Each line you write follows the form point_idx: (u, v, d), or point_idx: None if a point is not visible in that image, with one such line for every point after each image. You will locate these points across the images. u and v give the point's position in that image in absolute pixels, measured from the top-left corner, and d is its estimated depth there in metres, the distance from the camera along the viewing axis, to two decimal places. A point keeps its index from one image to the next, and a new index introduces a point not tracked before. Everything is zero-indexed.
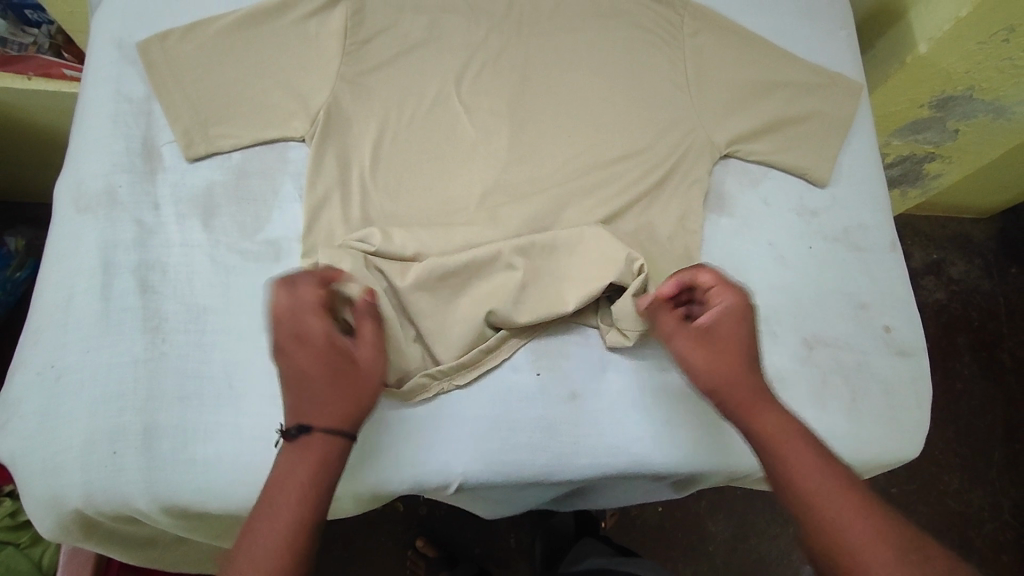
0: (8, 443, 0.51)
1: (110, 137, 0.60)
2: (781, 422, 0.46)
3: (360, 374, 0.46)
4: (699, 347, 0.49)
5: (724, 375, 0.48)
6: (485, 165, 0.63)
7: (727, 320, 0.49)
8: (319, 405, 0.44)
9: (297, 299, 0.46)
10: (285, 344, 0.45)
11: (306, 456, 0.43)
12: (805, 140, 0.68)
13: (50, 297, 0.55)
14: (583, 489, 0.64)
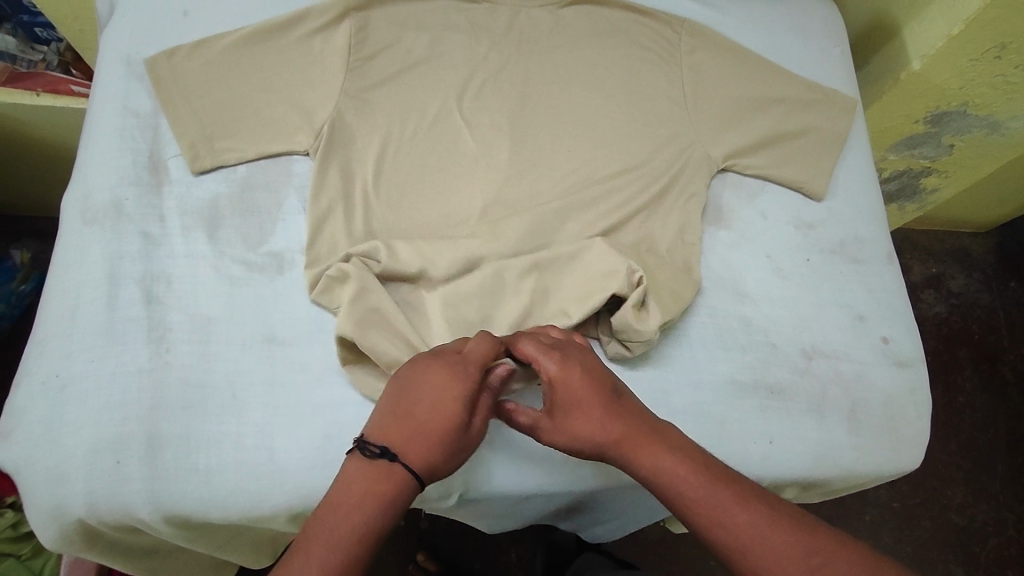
0: (13, 452, 0.52)
1: (118, 151, 0.61)
2: (664, 458, 0.45)
3: (467, 436, 0.48)
4: (555, 432, 0.49)
5: (588, 443, 0.47)
6: (485, 178, 0.64)
7: (559, 388, 0.48)
8: (423, 445, 0.46)
9: (476, 350, 0.50)
10: (442, 374, 0.48)
11: (376, 476, 0.44)
12: (801, 154, 0.69)
13: (56, 309, 0.56)
14: (584, 501, 0.64)
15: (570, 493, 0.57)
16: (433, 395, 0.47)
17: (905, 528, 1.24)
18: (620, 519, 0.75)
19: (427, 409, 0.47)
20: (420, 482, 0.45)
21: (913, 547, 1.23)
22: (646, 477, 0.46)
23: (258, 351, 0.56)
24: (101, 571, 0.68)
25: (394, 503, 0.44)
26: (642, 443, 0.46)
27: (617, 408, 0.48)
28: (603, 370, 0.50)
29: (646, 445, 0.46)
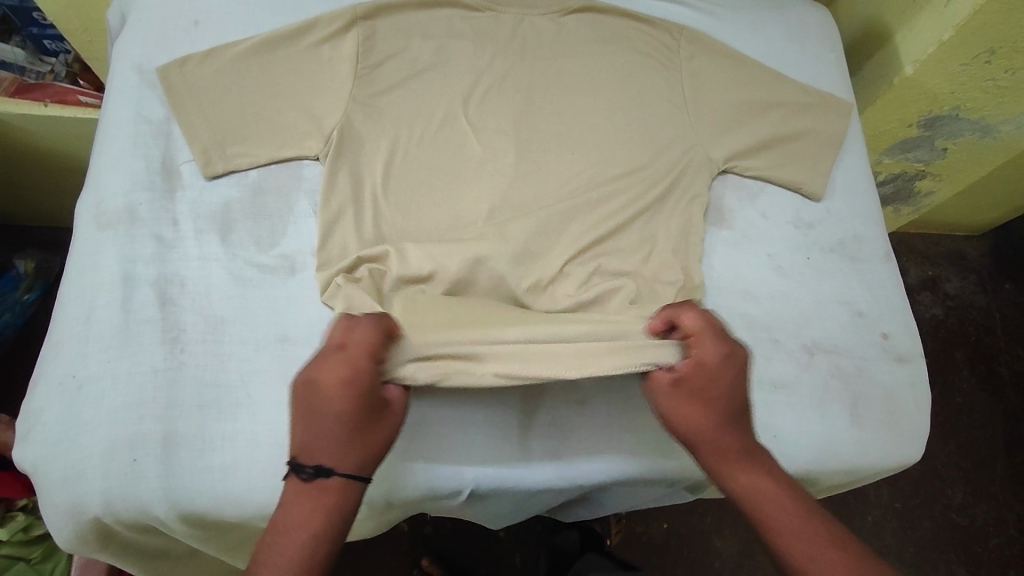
0: (31, 452, 0.52)
1: (131, 157, 0.62)
2: (756, 475, 0.48)
3: (388, 416, 0.48)
4: (670, 405, 0.50)
5: (694, 427, 0.49)
6: (492, 181, 0.65)
7: (701, 372, 0.50)
8: (340, 449, 0.45)
9: (360, 336, 0.48)
10: (332, 368, 0.46)
11: (316, 497, 0.44)
12: (800, 156, 0.70)
13: (71, 311, 0.57)
14: (592, 496, 0.67)
15: (579, 487, 0.59)
16: (331, 394, 0.45)
17: (907, 529, 1.26)
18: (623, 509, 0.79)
19: (329, 411, 0.45)
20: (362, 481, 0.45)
21: (915, 546, 1.25)
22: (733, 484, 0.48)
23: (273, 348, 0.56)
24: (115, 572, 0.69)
25: (340, 518, 0.44)
26: (739, 454, 0.49)
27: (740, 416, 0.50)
28: (745, 379, 0.51)
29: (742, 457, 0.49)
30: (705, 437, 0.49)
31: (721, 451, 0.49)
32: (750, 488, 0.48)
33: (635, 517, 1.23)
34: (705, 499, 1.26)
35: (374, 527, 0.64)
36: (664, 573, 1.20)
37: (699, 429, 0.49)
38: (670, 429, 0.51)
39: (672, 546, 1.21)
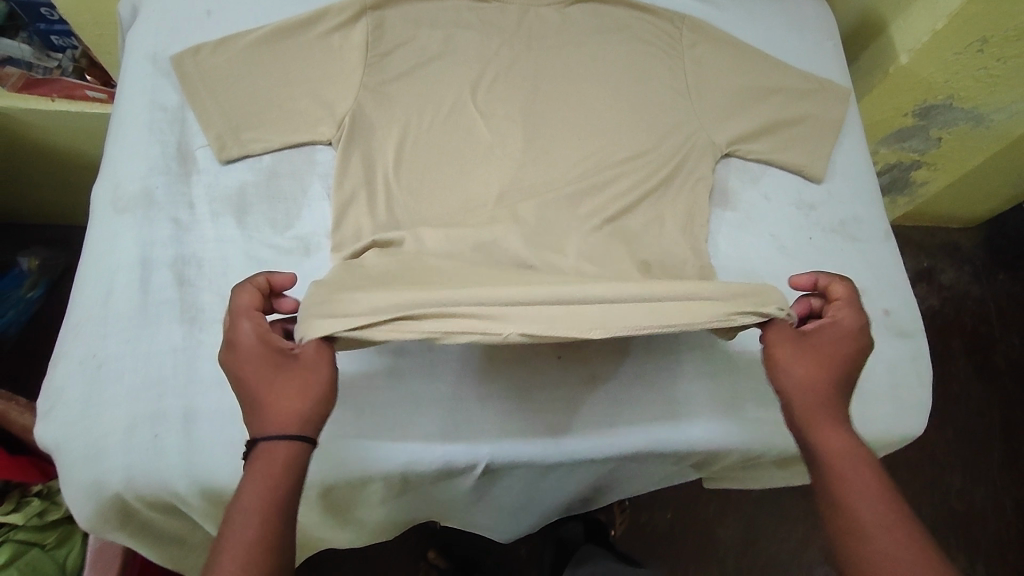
0: (51, 430, 0.53)
1: (147, 143, 0.63)
2: (848, 440, 0.49)
3: (300, 368, 0.47)
4: (793, 350, 0.51)
5: (810, 378, 0.50)
6: (501, 165, 0.67)
7: (835, 331, 0.52)
8: (262, 413, 0.47)
9: (237, 304, 0.49)
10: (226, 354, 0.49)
11: (257, 476, 0.44)
12: (800, 140, 0.72)
13: (89, 292, 0.57)
14: (602, 477, 0.68)
15: (591, 462, 0.61)
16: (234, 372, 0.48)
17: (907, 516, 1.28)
18: (629, 495, 0.80)
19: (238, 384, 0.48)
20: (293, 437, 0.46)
21: None
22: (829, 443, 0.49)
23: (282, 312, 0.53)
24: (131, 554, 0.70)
25: (287, 487, 0.45)
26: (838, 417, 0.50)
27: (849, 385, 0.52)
28: (867, 360, 0.53)
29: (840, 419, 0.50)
30: (814, 389, 0.50)
31: (826, 407, 0.50)
32: (839, 448, 0.49)
33: (638, 506, 1.24)
34: (708, 488, 1.27)
35: (390, 507, 0.65)
36: (668, 562, 1.21)
37: (814, 381, 0.50)
38: (779, 374, 0.51)
39: (676, 534, 1.23)
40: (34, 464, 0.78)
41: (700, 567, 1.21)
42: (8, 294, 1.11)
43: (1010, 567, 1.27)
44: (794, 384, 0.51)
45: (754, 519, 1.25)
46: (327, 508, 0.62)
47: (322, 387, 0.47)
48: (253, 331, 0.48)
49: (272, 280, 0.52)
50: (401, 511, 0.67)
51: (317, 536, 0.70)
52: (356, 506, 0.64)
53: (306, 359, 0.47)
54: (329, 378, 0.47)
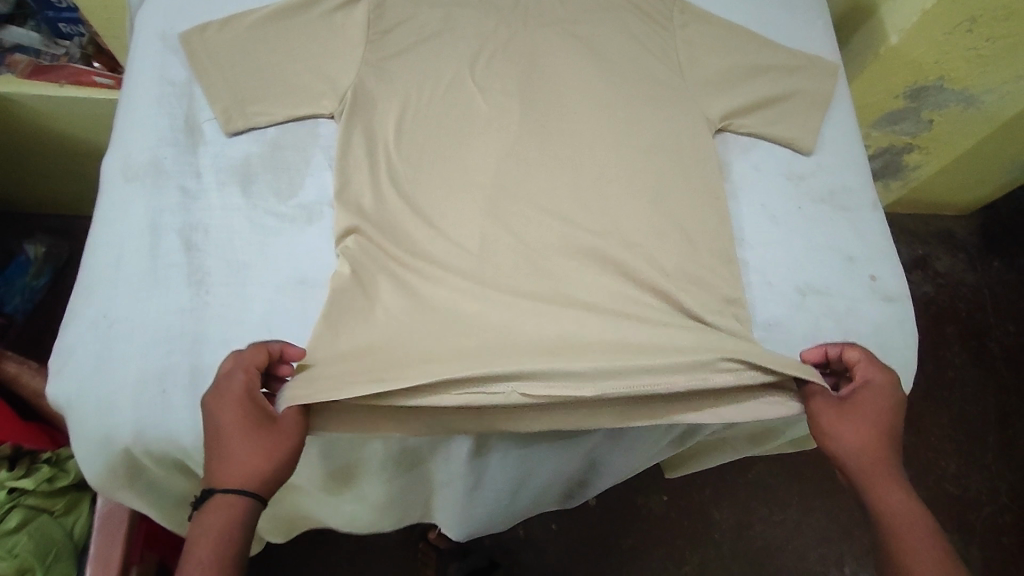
0: (65, 386, 0.55)
1: (156, 116, 0.65)
2: (904, 496, 0.54)
3: (274, 427, 0.50)
4: (834, 413, 0.57)
5: (858, 444, 0.55)
6: (498, 138, 0.68)
7: (871, 392, 0.57)
8: (226, 465, 0.49)
9: (240, 359, 0.52)
10: (208, 398, 0.51)
11: (211, 525, 0.47)
12: (791, 115, 0.74)
13: (101, 257, 0.59)
14: (593, 453, 0.72)
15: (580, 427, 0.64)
16: (213, 422, 0.50)
17: None
18: (623, 478, 0.84)
19: (213, 434, 0.50)
20: (250, 493, 0.49)
21: None
22: (881, 503, 0.54)
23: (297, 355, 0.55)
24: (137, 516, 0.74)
25: (239, 536, 0.48)
26: (892, 478, 0.54)
27: (896, 441, 0.56)
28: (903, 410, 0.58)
29: (890, 477, 0.54)
30: (864, 453, 0.55)
31: (879, 465, 0.55)
32: (898, 507, 0.53)
33: (633, 489, 1.26)
34: (704, 472, 1.29)
35: (389, 477, 0.67)
36: (664, 545, 1.23)
37: (862, 442, 0.55)
38: (826, 440, 0.57)
39: (673, 517, 1.25)
40: (44, 432, 0.81)
41: (698, 550, 1.23)
42: (13, 282, 1.14)
43: (1005, 549, 1.29)
44: (844, 451, 0.56)
45: (750, 504, 1.28)
46: (328, 475, 0.65)
47: (289, 449, 0.50)
48: (245, 387, 0.51)
49: (286, 349, 0.55)
50: (401, 483, 0.70)
51: (320, 506, 0.73)
52: (357, 474, 0.66)
53: (282, 421, 0.51)
54: (298, 444, 0.51)
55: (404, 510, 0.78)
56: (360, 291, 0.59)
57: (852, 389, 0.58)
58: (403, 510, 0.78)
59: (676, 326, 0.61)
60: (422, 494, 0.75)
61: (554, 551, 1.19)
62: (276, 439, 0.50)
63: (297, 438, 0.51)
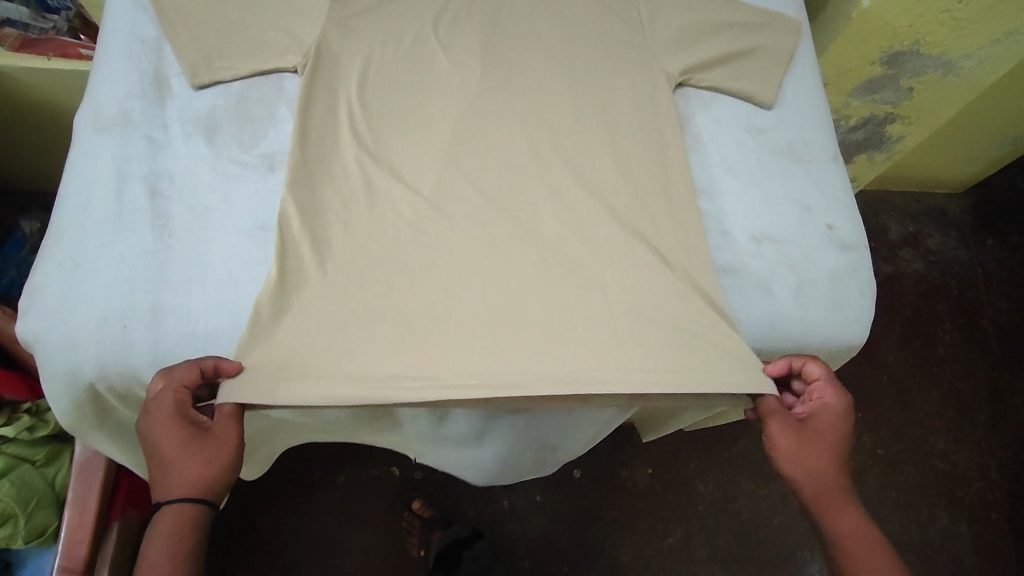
0: (33, 323, 0.58)
1: (126, 70, 0.67)
2: (852, 516, 0.59)
3: (211, 437, 0.54)
4: (792, 437, 0.59)
5: (812, 469, 0.59)
6: (458, 93, 0.70)
7: (826, 416, 0.60)
8: (170, 476, 0.54)
9: (165, 378, 0.53)
10: (143, 417, 0.54)
11: (166, 527, 0.53)
12: (752, 71, 0.74)
13: (70, 203, 0.62)
14: (551, 415, 0.74)
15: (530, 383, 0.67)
16: (151, 439, 0.53)
17: (890, 475, 1.29)
18: (596, 437, 0.86)
19: (152, 450, 0.53)
20: (196, 497, 0.54)
21: (898, 491, 1.27)
22: (828, 522, 0.58)
23: (247, 320, 0.58)
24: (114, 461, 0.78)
25: (193, 535, 0.54)
26: (840, 498, 0.59)
27: (842, 462, 0.60)
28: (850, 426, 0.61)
29: (836, 497, 0.59)
30: (816, 477, 0.59)
31: (828, 486, 0.59)
32: (847, 526, 0.58)
33: (618, 461, 1.24)
34: (689, 446, 1.28)
35: (358, 416, 0.72)
36: (648, 516, 1.22)
37: (815, 465, 0.59)
38: (782, 462, 0.59)
39: (658, 490, 1.24)
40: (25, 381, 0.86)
41: (682, 523, 1.22)
42: (11, 257, 1.14)
43: (993, 524, 1.28)
44: (800, 476, 0.59)
45: (735, 477, 1.26)
46: (297, 415, 0.69)
47: (228, 454, 0.55)
48: (176, 407, 0.53)
49: (219, 364, 0.55)
50: (369, 422, 0.74)
51: (298, 432, 0.80)
52: (327, 415, 0.71)
53: (218, 430, 0.54)
54: (237, 447, 0.55)
55: (375, 438, 0.84)
56: (319, 237, 0.61)
57: (807, 413, 0.60)
58: (374, 438, 0.84)
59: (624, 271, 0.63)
60: (391, 431, 0.80)
61: (538, 523, 1.18)
62: (216, 449, 0.54)
63: (236, 443, 0.55)
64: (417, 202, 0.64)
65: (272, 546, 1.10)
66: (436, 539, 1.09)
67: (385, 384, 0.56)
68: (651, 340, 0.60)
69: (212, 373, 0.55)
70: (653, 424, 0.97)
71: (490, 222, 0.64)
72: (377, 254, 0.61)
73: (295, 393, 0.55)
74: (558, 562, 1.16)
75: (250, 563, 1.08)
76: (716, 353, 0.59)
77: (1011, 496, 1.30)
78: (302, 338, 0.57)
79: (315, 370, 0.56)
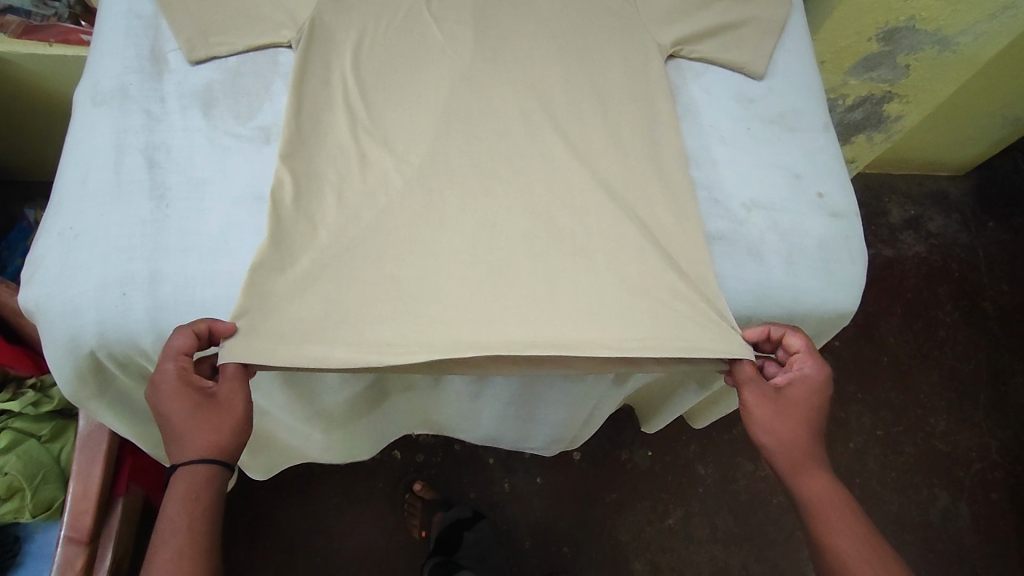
0: (35, 291, 0.59)
1: (123, 46, 0.68)
2: (826, 483, 0.59)
3: (218, 402, 0.55)
4: (764, 405, 0.59)
5: (787, 436, 0.59)
6: (449, 65, 0.70)
7: (802, 386, 0.60)
8: (182, 444, 0.54)
9: (166, 347, 0.53)
10: (150, 388, 0.54)
11: (179, 493, 0.53)
12: (742, 43, 0.75)
13: (71, 176, 0.63)
14: (540, 386, 0.77)
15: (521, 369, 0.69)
16: (160, 408, 0.54)
17: (889, 456, 1.28)
18: (604, 412, 0.89)
19: (163, 419, 0.54)
20: (210, 465, 0.54)
21: (898, 471, 1.27)
22: (802, 491, 0.58)
23: (242, 284, 0.58)
24: (115, 436, 0.79)
25: (208, 498, 0.54)
26: (814, 465, 0.59)
27: (819, 432, 0.60)
28: (832, 397, 0.61)
29: (809, 467, 0.59)
30: (789, 444, 0.59)
31: (803, 455, 0.59)
32: (821, 493, 0.58)
33: (619, 444, 1.24)
34: (688, 428, 1.27)
35: (355, 390, 0.73)
36: (647, 499, 1.21)
37: (788, 433, 0.59)
38: (756, 430, 0.60)
39: (657, 472, 1.23)
40: (31, 358, 0.88)
41: (682, 505, 1.21)
42: (17, 245, 1.15)
43: (995, 506, 1.27)
44: (773, 443, 0.59)
45: (736, 459, 1.25)
46: (292, 397, 0.71)
47: (237, 418, 0.55)
48: (180, 374, 0.53)
49: (213, 326, 0.55)
50: (366, 392, 0.76)
51: (293, 429, 0.81)
52: (323, 392, 0.72)
53: (225, 395, 0.55)
54: (245, 409, 0.56)
55: (383, 410, 0.87)
56: (311, 207, 0.62)
57: (784, 382, 0.61)
58: (376, 413, 0.86)
59: (613, 239, 0.63)
60: (391, 394, 0.82)
61: (538, 505, 1.18)
62: (227, 413, 0.55)
63: (245, 405, 0.55)
64: (408, 173, 0.64)
65: (274, 528, 1.10)
66: (437, 520, 1.09)
67: (375, 350, 0.56)
68: (639, 306, 0.60)
69: (208, 336, 0.55)
70: (653, 413, 0.98)
71: (483, 193, 0.64)
72: (368, 223, 0.62)
73: (288, 358, 0.56)
74: (558, 543, 1.16)
75: (255, 545, 1.09)
76: (704, 315, 0.60)
77: (1012, 477, 1.29)
78: (296, 303, 0.58)
79: (307, 336, 0.57)
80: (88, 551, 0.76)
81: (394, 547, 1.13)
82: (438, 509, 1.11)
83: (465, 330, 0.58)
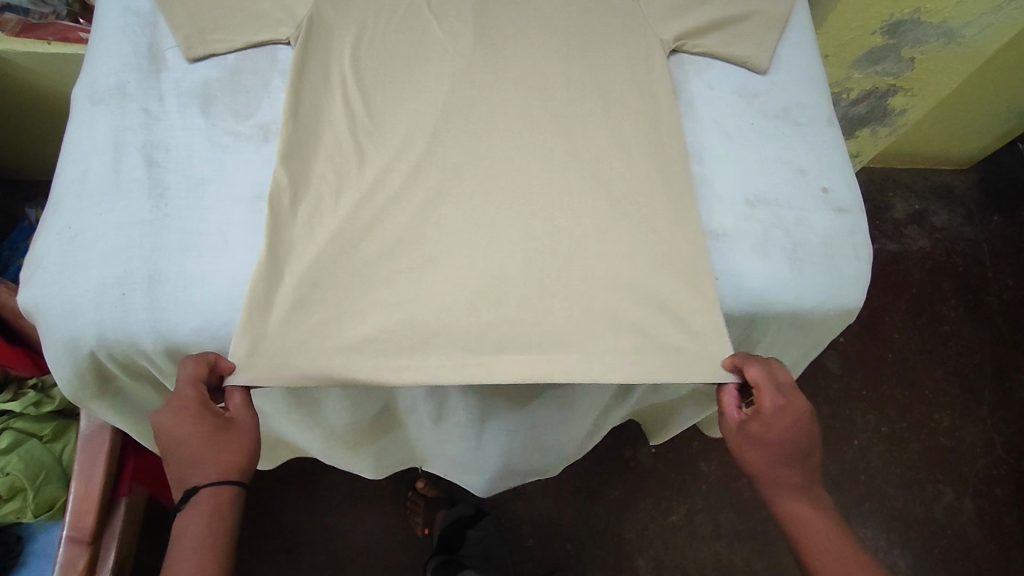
0: (34, 291, 0.59)
1: (120, 43, 0.67)
2: (802, 507, 0.58)
3: (235, 431, 0.55)
4: (732, 439, 0.59)
5: (755, 466, 0.58)
6: (449, 61, 0.70)
7: (761, 423, 0.57)
8: (204, 469, 0.54)
9: (185, 377, 0.54)
10: (166, 419, 0.53)
11: (203, 512, 0.54)
12: (746, 36, 0.74)
13: (69, 175, 0.63)
14: (540, 408, 0.78)
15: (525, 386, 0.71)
16: (178, 438, 0.53)
17: (893, 452, 1.28)
18: (604, 427, 0.91)
19: (182, 447, 0.54)
20: (231, 483, 0.55)
21: (902, 467, 1.26)
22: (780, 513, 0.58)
23: (244, 288, 0.58)
24: (116, 436, 0.79)
25: (224, 523, 0.54)
26: (790, 486, 0.58)
27: (796, 460, 0.58)
28: (808, 424, 0.57)
29: (784, 491, 0.58)
30: (754, 470, 0.59)
31: (776, 482, 0.58)
32: (794, 516, 0.58)
33: (622, 441, 1.24)
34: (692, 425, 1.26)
35: (355, 410, 0.73)
36: (648, 495, 1.20)
37: (757, 464, 0.58)
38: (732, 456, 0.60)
39: (661, 469, 1.22)
40: (31, 358, 0.88)
41: (685, 502, 1.20)
42: (18, 245, 1.14)
43: (1000, 501, 1.26)
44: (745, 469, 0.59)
45: None
46: (296, 410, 0.72)
47: (253, 440, 0.56)
48: (200, 403, 0.54)
49: (218, 360, 0.55)
50: (366, 412, 0.75)
51: (297, 438, 0.82)
52: (325, 408, 0.73)
53: (239, 418, 0.56)
54: (257, 432, 0.57)
55: (393, 434, 0.87)
56: (310, 207, 0.62)
57: (749, 415, 0.58)
58: (391, 436, 0.87)
59: (614, 238, 0.63)
60: (392, 416, 0.81)
61: (541, 502, 1.18)
62: (245, 435, 0.56)
63: (258, 427, 0.57)
64: (407, 171, 0.64)
65: (278, 526, 1.10)
66: (440, 518, 1.11)
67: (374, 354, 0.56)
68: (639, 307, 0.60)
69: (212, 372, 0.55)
70: (659, 424, 0.97)
71: (482, 193, 0.63)
72: (367, 223, 0.61)
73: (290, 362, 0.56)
74: (561, 541, 1.15)
75: (258, 543, 1.09)
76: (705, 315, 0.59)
77: (1016, 472, 1.29)
78: (294, 304, 0.58)
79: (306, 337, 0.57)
80: (90, 552, 0.76)
81: (398, 546, 1.12)
82: (440, 509, 1.13)
83: (466, 337, 0.58)
